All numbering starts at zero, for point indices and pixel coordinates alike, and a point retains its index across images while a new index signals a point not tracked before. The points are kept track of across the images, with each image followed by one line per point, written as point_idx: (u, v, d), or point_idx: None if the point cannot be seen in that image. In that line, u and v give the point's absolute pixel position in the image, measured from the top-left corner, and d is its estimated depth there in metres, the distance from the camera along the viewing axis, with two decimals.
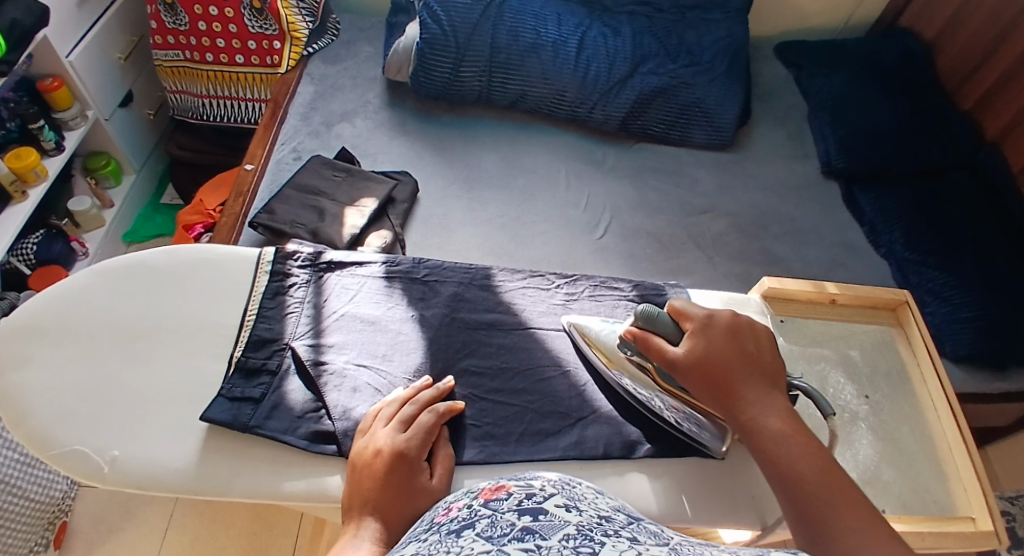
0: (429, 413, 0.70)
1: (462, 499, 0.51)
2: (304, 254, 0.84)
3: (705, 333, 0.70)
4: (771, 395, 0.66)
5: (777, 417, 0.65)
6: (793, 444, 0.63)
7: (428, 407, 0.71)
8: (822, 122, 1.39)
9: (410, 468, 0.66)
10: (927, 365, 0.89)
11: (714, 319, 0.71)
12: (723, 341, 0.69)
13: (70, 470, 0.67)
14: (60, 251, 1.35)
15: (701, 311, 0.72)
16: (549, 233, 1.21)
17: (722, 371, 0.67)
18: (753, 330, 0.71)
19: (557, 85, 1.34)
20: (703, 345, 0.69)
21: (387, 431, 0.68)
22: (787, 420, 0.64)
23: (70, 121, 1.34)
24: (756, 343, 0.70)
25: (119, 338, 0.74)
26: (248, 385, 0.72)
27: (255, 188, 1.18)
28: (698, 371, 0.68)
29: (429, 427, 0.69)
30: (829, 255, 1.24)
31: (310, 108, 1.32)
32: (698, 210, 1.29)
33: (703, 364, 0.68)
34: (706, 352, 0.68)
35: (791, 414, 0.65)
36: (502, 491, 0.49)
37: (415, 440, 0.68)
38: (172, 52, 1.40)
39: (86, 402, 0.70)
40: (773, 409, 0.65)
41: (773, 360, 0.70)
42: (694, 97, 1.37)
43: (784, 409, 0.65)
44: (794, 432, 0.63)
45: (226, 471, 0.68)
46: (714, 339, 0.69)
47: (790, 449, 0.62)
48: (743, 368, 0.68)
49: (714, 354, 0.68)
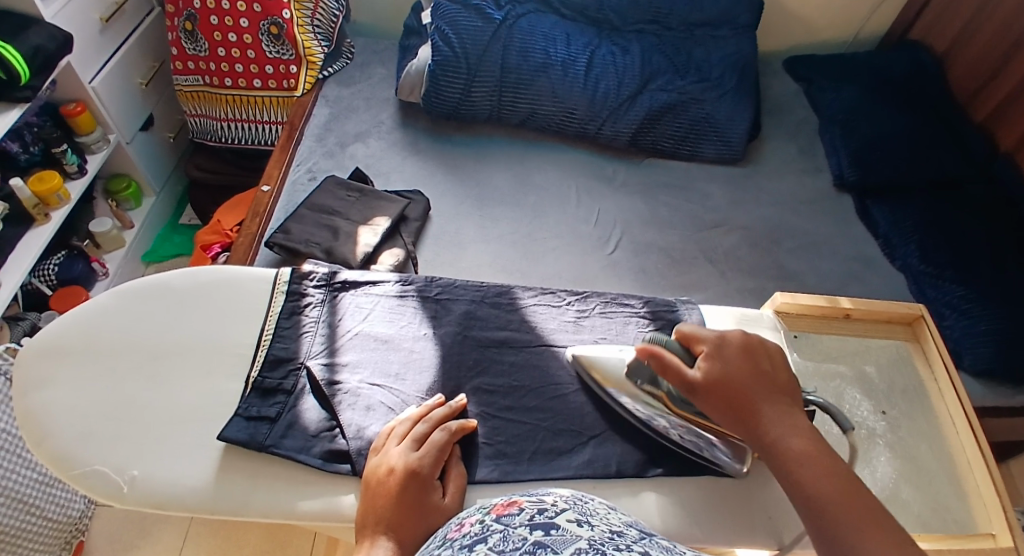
0: (442, 431, 0.71)
1: (475, 515, 0.51)
2: (320, 273, 0.86)
3: (720, 353, 0.70)
4: (792, 414, 0.66)
5: (798, 438, 0.64)
6: (813, 463, 0.62)
7: (440, 426, 0.72)
8: (833, 136, 1.39)
9: (423, 486, 0.66)
10: (944, 379, 0.88)
11: (728, 341, 0.71)
12: (739, 363, 0.69)
13: (90, 489, 0.68)
14: (81, 271, 1.38)
15: (713, 333, 0.72)
16: (560, 249, 1.22)
17: (739, 393, 0.67)
18: (765, 349, 0.71)
19: (567, 103, 1.35)
20: (718, 367, 0.69)
21: (401, 449, 0.69)
22: (809, 439, 0.64)
23: (93, 145, 1.38)
24: (772, 363, 0.70)
25: (139, 359, 0.75)
26: (264, 404, 0.73)
27: (272, 209, 1.20)
28: (715, 392, 0.68)
29: (442, 445, 0.70)
30: (843, 269, 1.24)
31: (325, 129, 1.34)
32: (710, 224, 1.29)
33: (721, 387, 0.68)
34: (720, 373, 0.68)
35: (810, 432, 0.65)
36: (515, 507, 0.50)
37: (428, 458, 0.68)
38: (192, 77, 1.43)
39: (107, 422, 0.71)
40: (794, 429, 0.65)
41: (789, 378, 0.70)
42: (704, 112, 1.37)
43: (807, 430, 0.65)
44: (815, 452, 0.63)
45: (242, 490, 0.69)
46: (729, 361, 0.69)
47: (813, 470, 0.61)
48: (760, 390, 0.67)
49: (729, 375, 0.68)
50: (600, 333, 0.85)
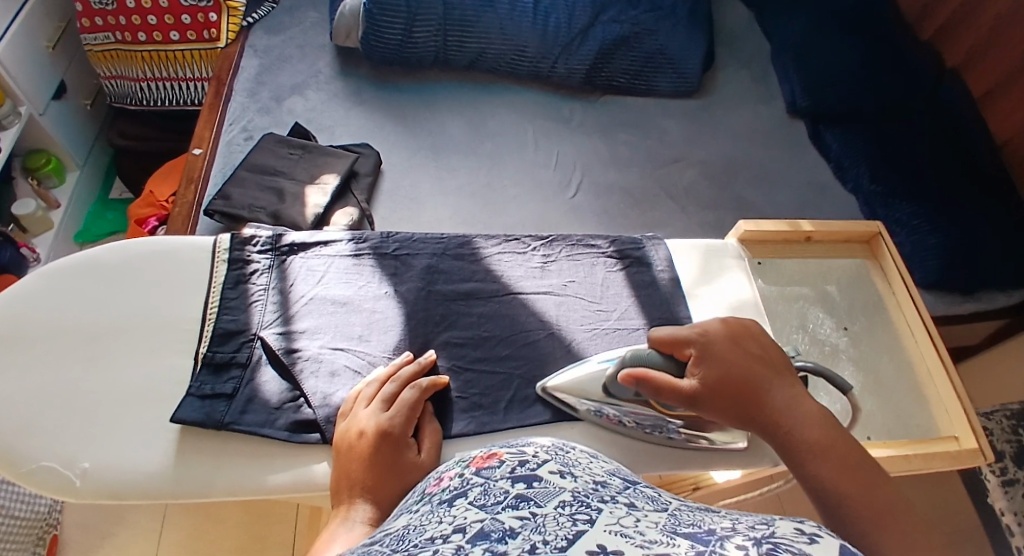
0: (412, 389, 0.68)
1: (453, 468, 0.48)
2: (264, 237, 0.79)
3: (710, 355, 0.65)
4: (800, 399, 0.61)
5: (812, 425, 0.59)
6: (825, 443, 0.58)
7: (409, 384, 0.68)
8: (786, 61, 1.36)
9: (397, 446, 0.63)
10: (903, 293, 0.88)
11: (714, 338, 0.66)
12: (732, 356, 0.64)
13: (40, 486, 0.63)
14: (10, 258, 1.27)
15: (694, 331, 0.67)
16: (520, 196, 1.18)
17: (737, 385, 0.63)
18: (752, 332, 0.67)
19: (516, 40, 1.30)
20: (714, 368, 0.64)
21: (370, 410, 0.65)
22: (823, 425, 0.59)
23: (3, 118, 1.26)
24: (762, 348, 0.66)
25: (76, 343, 0.69)
26: (218, 381, 0.68)
27: (206, 173, 1.14)
28: (718, 394, 0.63)
29: (413, 404, 0.66)
30: (801, 193, 1.23)
31: (257, 83, 1.26)
32: (668, 159, 1.26)
33: (719, 386, 0.63)
34: (717, 375, 0.63)
35: (824, 416, 0.60)
36: (495, 459, 0.47)
37: (399, 416, 0.65)
38: (102, 35, 1.31)
39: (50, 413, 0.66)
40: (806, 416, 0.60)
41: (783, 359, 0.66)
42: (657, 43, 1.33)
43: (819, 413, 0.60)
44: (825, 433, 0.59)
45: (205, 471, 0.65)
46: (722, 356, 0.64)
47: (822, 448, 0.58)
48: (762, 378, 0.63)
49: (728, 372, 0.63)
50: (568, 277, 0.82)
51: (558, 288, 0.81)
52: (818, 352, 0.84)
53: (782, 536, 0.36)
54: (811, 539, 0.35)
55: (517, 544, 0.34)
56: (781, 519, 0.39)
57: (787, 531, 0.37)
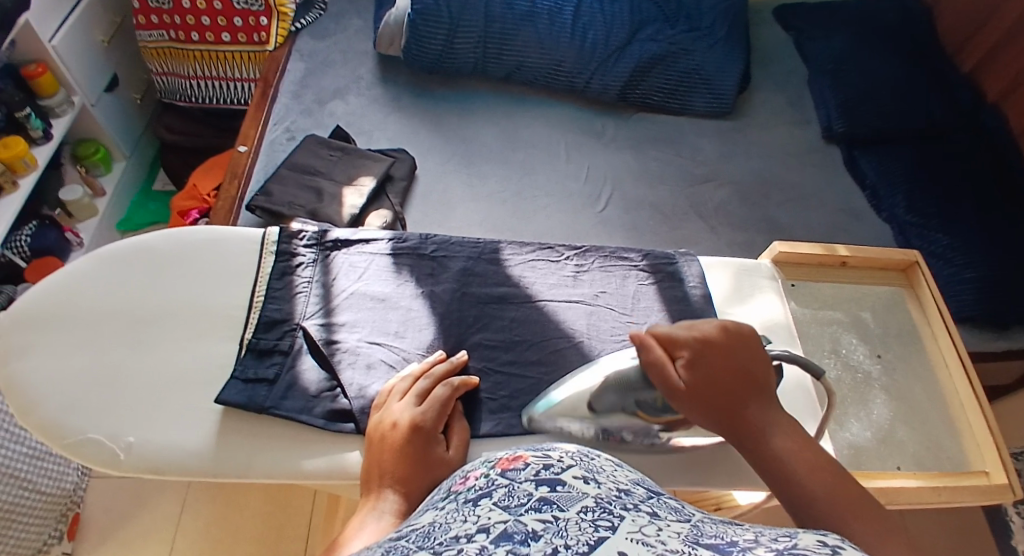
0: (444, 387, 0.69)
1: (478, 467, 0.47)
2: (309, 232, 0.81)
3: (701, 353, 0.65)
4: (775, 414, 0.62)
5: (782, 438, 0.60)
6: (800, 463, 0.59)
7: (442, 381, 0.70)
8: (822, 85, 1.37)
9: (427, 441, 0.65)
10: (937, 323, 0.88)
11: (708, 338, 0.65)
12: (718, 363, 0.64)
13: (86, 459, 0.66)
14: (54, 241, 1.32)
15: (689, 331, 0.66)
16: (550, 207, 1.21)
17: (718, 395, 0.63)
18: (746, 343, 0.66)
19: (554, 55, 1.33)
20: (699, 368, 0.64)
21: (402, 404, 0.67)
22: (792, 439, 0.60)
23: (56, 108, 1.31)
24: (752, 360, 0.65)
25: (127, 324, 0.73)
26: (261, 366, 0.71)
27: (250, 170, 1.19)
28: (696, 394, 0.63)
29: (444, 400, 0.68)
30: (832, 219, 1.24)
31: (302, 86, 1.30)
32: (699, 178, 1.28)
33: (708, 393, 0.63)
34: (700, 375, 0.63)
35: (795, 431, 0.61)
36: (519, 461, 0.45)
37: (432, 410, 0.67)
38: (157, 32, 1.36)
39: (100, 389, 0.69)
40: (779, 429, 0.61)
41: (767, 373, 0.65)
42: (693, 63, 1.35)
43: (791, 428, 0.61)
44: (803, 451, 0.59)
45: (244, 453, 0.67)
46: (708, 362, 0.64)
47: (799, 467, 0.58)
48: (744, 392, 0.63)
49: (711, 375, 0.63)
50: (599, 287, 0.83)
51: (590, 297, 0.82)
52: (849, 379, 0.85)
53: (804, 550, 0.36)
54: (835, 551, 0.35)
55: (540, 546, 0.33)
56: (804, 533, 0.38)
57: (809, 544, 0.37)
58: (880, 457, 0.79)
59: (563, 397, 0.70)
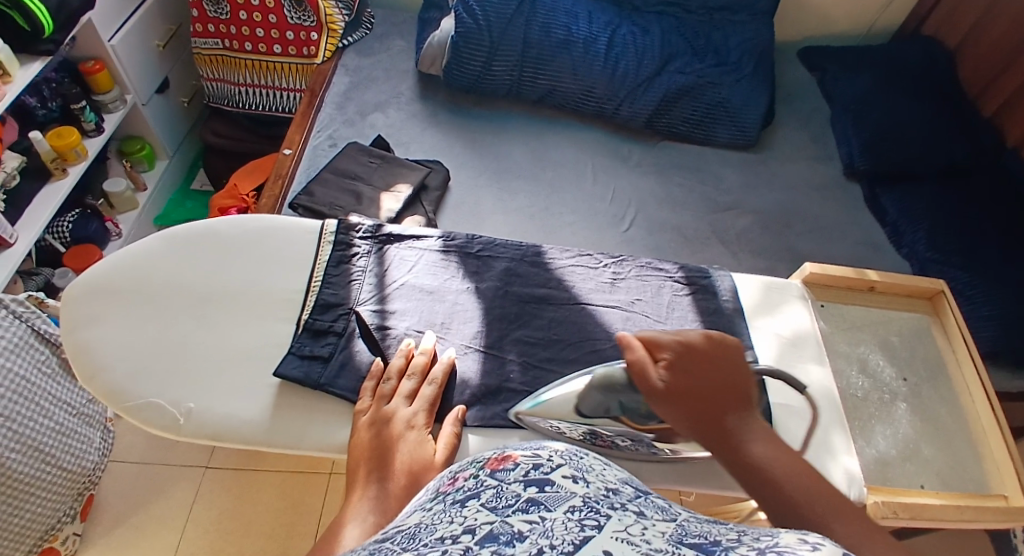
0: (430, 385, 0.72)
1: (468, 467, 0.47)
2: (365, 225, 0.85)
3: (682, 360, 0.66)
4: (755, 422, 0.62)
5: (761, 444, 0.60)
6: (779, 466, 0.58)
7: (430, 380, 0.73)
8: (845, 125, 1.43)
9: (410, 441, 0.68)
10: (962, 350, 0.92)
11: (690, 346, 0.68)
12: (699, 370, 0.66)
13: (146, 421, 0.70)
14: (96, 230, 1.37)
15: (674, 338, 0.69)
16: (577, 224, 1.26)
17: (699, 397, 0.64)
18: (727, 354, 0.68)
19: (587, 81, 1.39)
20: (679, 373, 0.65)
21: (393, 406, 0.70)
22: (770, 445, 0.60)
23: (110, 104, 1.37)
24: (732, 370, 0.67)
25: (190, 298, 0.77)
26: (316, 344, 0.75)
27: (294, 171, 1.24)
28: (675, 396, 0.64)
29: (432, 400, 0.72)
30: (846, 252, 1.29)
31: (345, 98, 1.36)
32: (721, 206, 1.33)
33: (687, 394, 0.64)
34: (679, 378, 0.65)
35: (774, 438, 0.61)
36: (508, 461, 0.45)
37: (420, 413, 0.70)
38: (213, 40, 1.42)
39: (163, 357, 0.73)
40: (759, 435, 0.61)
41: (748, 383, 0.66)
42: (719, 96, 1.41)
43: (770, 436, 0.61)
44: (784, 457, 0.59)
45: (298, 425, 0.70)
46: (689, 369, 0.66)
47: (777, 472, 0.58)
48: (724, 397, 0.64)
49: (690, 380, 0.65)
50: (635, 294, 0.87)
51: (625, 303, 0.86)
52: (876, 397, 0.88)
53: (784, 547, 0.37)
54: (813, 547, 0.37)
55: (525, 548, 0.35)
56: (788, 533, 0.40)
57: (789, 541, 0.39)
58: (906, 474, 0.82)
59: (554, 398, 0.72)
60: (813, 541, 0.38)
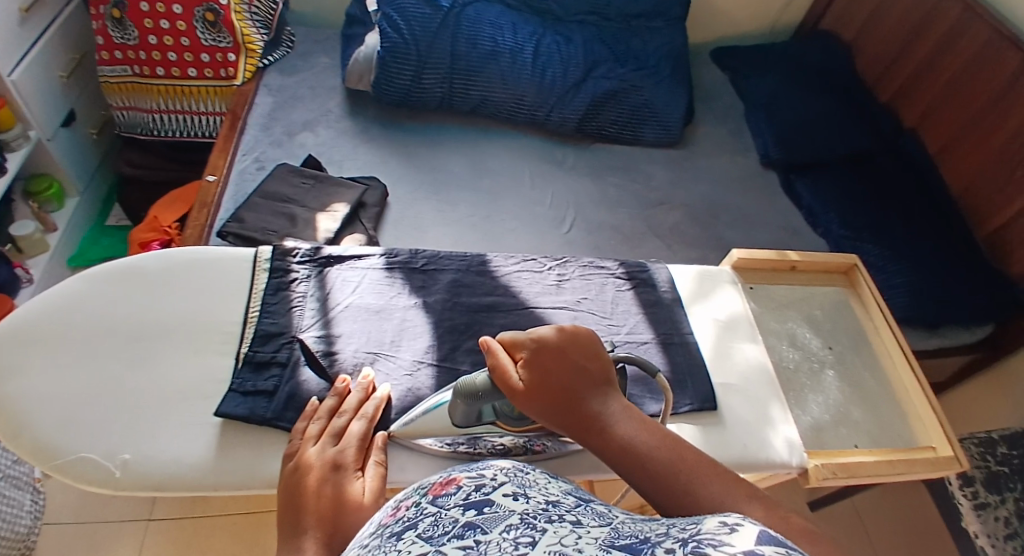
0: (360, 420, 0.68)
1: (412, 495, 0.50)
2: (303, 249, 0.82)
3: (540, 355, 0.66)
4: (620, 404, 0.63)
5: (628, 427, 0.61)
6: (646, 443, 0.60)
7: (358, 415, 0.69)
8: (759, 119, 1.50)
9: (340, 480, 0.63)
10: (879, 317, 0.96)
11: (544, 340, 0.67)
12: (557, 363, 0.65)
13: (78, 478, 0.65)
14: (5, 277, 1.27)
15: (530, 335, 0.67)
16: (518, 230, 1.27)
17: (556, 390, 0.63)
18: (582, 342, 0.67)
19: (517, 90, 1.39)
20: (539, 370, 0.65)
21: (318, 446, 0.65)
22: (636, 426, 0.61)
23: (14, 141, 1.28)
24: (586, 357, 0.66)
25: (118, 343, 0.72)
26: (259, 378, 0.72)
27: (219, 199, 1.19)
28: (538, 396, 0.64)
29: (362, 436, 0.67)
30: (774, 236, 1.34)
31: (270, 119, 1.32)
32: (654, 202, 1.37)
33: (549, 391, 0.63)
34: (540, 375, 0.64)
35: (640, 418, 0.62)
36: (452, 485, 0.49)
37: (350, 451, 0.66)
38: (121, 67, 1.34)
39: (93, 407, 0.68)
40: (625, 418, 0.62)
41: (605, 368, 0.67)
42: (643, 99, 1.45)
43: (635, 416, 0.62)
44: (651, 435, 0.60)
45: (245, 465, 0.67)
46: (548, 363, 0.65)
47: (646, 451, 0.59)
48: (579, 385, 0.64)
49: (551, 375, 0.64)
50: (581, 294, 0.87)
51: (572, 303, 0.86)
52: (806, 366, 0.92)
53: (705, 534, 0.40)
54: (731, 530, 0.40)
55: None
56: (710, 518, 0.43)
57: (710, 526, 0.42)
58: (840, 437, 0.86)
59: (416, 417, 0.71)
60: (732, 524, 0.42)
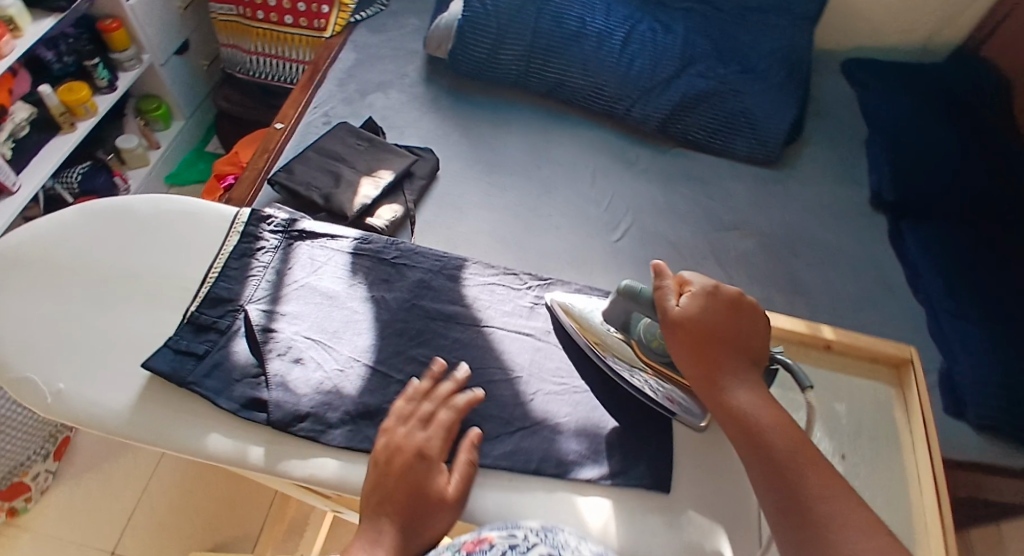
0: (448, 411, 0.69)
1: (446, 551, 0.54)
2: (278, 219, 0.83)
3: (706, 300, 0.69)
4: (757, 380, 0.67)
5: (761, 404, 0.64)
6: (770, 423, 0.63)
7: (445, 404, 0.70)
8: (879, 148, 1.28)
9: (428, 469, 0.66)
10: (919, 434, 0.80)
11: (718, 292, 0.70)
12: (719, 313, 0.69)
13: (19, 397, 0.70)
14: (103, 184, 1.40)
15: (706, 281, 0.71)
16: (563, 228, 1.18)
17: (709, 339, 0.67)
18: (749, 311, 0.70)
19: (598, 78, 1.30)
20: (699, 309, 0.69)
21: (409, 431, 0.67)
22: (767, 403, 0.65)
23: (126, 63, 1.41)
24: (749, 326, 0.69)
25: (88, 278, 0.76)
26: (194, 339, 0.73)
27: (280, 147, 1.23)
28: (687, 328, 0.68)
29: (450, 428, 0.68)
30: (860, 291, 1.15)
31: (347, 75, 1.33)
32: (727, 225, 1.21)
33: (698, 328, 0.68)
34: (699, 314, 0.68)
35: (771, 400, 0.66)
36: (485, 543, 0.52)
37: (436, 443, 0.67)
38: (227, 6, 1.42)
39: (49, 334, 0.72)
40: (756, 394, 0.65)
41: (761, 345, 0.69)
42: (742, 105, 1.29)
43: (765, 396, 0.66)
44: (780, 421, 0.64)
45: (159, 422, 0.69)
46: (712, 309, 0.69)
47: (769, 429, 0.63)
48: (732, 340, 0.68)
49: (708, 319, 0.68)
50: (554, 323, 0.81)
51: (540, 332, 0.80)
52: None
53: None
54: None
55: None
56: None
57: None
58: None
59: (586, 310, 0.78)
60: None
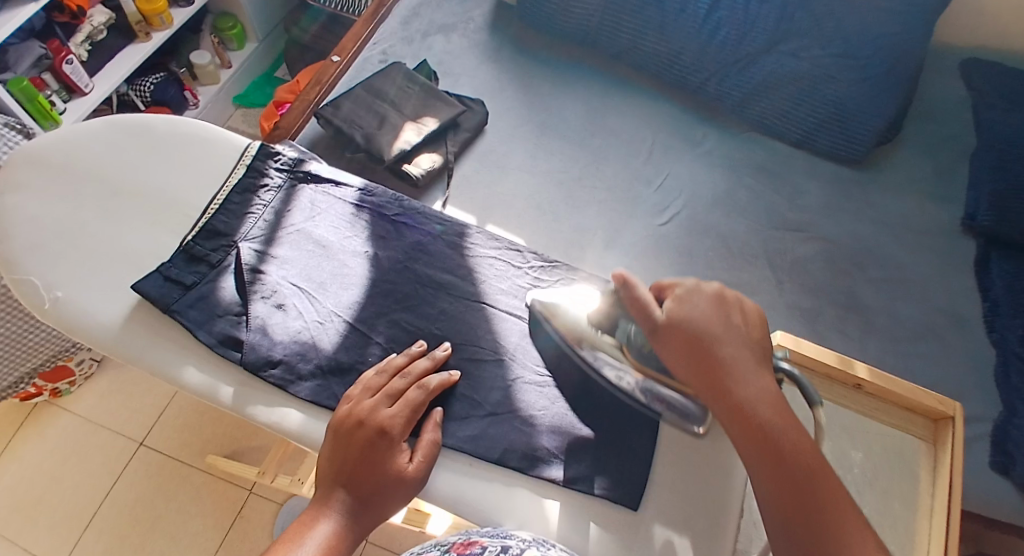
0: (419, 389, 0.66)
1: (433, 549, 0.55)
2: (286, 158, 0.83)
3: (692, 298, 0.64)
4: (764, 376, 0.60)
5: (767, 404, 0.58)
6: (781, 425, 0.57)
7: (418, 383, 0.67)
8: (984, 164, 1.11)
9: (389, 448, 0.63)
10: (940, 501, 0.71)
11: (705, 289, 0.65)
12: (708, 311, 0.63)
13: (21, 296, 0.71)
14: (173, 96, 1.44)
15: (689, 280, 0.66)
16: (606, 203, 1.10)
17: (709, 341, 0.61)
18: (740, 306, 0.64)
19: (675, 44, 1.20)
20: (686, 310, 0.63)
21: (374, 403, 0.64)
22: (776, 403, 0.58)
23: None
24: (744, 319, 0.64)
25: (102, 191, 0.77)
26: (185, 269, 0.73)
27: (335, 79, 1.18)
28: (675, 332, 0.63)
29: (416, 405, 0.65)
30: (924, 320, 1.03)
31: (413, 13, 1.29)
32: (789, 226, 1.10)
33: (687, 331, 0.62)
34: (685, 315, 0.63)
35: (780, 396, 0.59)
36: (476, 546, 0.54)
37: (399, 420, 0.64)
38: None
39: (58, 239, 0.73)
40: (764, 391, 0.59)
41: (762, 337, 0.63)
42: (833, 95, 1.14)
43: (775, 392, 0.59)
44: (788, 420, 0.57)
45: (140, 344, 0.69)
46: (700, 307, 0.64)
47: (781, 431, 0.56)
48: (730, 334, 0.62)
49: (696, 319, 0.63)
50: None
51: None
52: None
53: None
54: None
55: None
56: None
57: None
58: None
59: (572, 314, 0.71)
60: None
